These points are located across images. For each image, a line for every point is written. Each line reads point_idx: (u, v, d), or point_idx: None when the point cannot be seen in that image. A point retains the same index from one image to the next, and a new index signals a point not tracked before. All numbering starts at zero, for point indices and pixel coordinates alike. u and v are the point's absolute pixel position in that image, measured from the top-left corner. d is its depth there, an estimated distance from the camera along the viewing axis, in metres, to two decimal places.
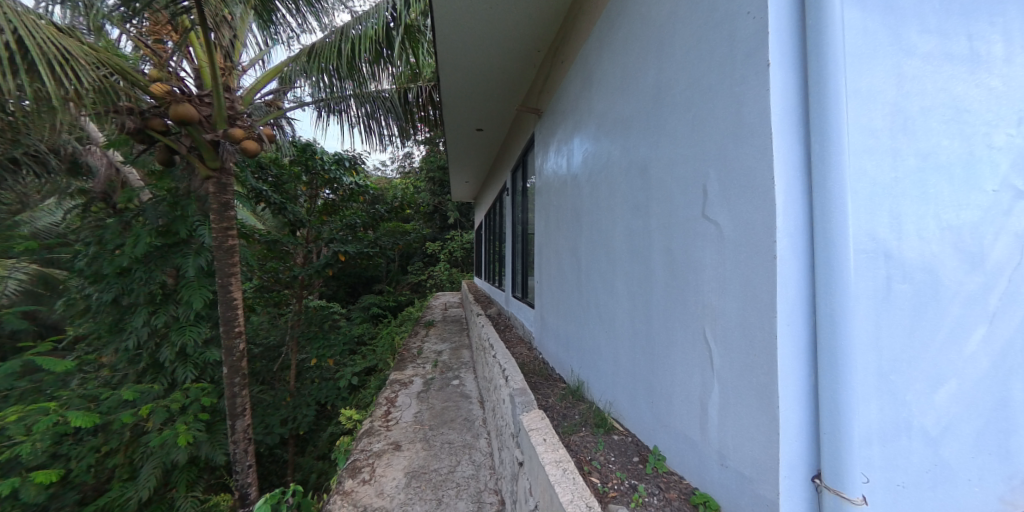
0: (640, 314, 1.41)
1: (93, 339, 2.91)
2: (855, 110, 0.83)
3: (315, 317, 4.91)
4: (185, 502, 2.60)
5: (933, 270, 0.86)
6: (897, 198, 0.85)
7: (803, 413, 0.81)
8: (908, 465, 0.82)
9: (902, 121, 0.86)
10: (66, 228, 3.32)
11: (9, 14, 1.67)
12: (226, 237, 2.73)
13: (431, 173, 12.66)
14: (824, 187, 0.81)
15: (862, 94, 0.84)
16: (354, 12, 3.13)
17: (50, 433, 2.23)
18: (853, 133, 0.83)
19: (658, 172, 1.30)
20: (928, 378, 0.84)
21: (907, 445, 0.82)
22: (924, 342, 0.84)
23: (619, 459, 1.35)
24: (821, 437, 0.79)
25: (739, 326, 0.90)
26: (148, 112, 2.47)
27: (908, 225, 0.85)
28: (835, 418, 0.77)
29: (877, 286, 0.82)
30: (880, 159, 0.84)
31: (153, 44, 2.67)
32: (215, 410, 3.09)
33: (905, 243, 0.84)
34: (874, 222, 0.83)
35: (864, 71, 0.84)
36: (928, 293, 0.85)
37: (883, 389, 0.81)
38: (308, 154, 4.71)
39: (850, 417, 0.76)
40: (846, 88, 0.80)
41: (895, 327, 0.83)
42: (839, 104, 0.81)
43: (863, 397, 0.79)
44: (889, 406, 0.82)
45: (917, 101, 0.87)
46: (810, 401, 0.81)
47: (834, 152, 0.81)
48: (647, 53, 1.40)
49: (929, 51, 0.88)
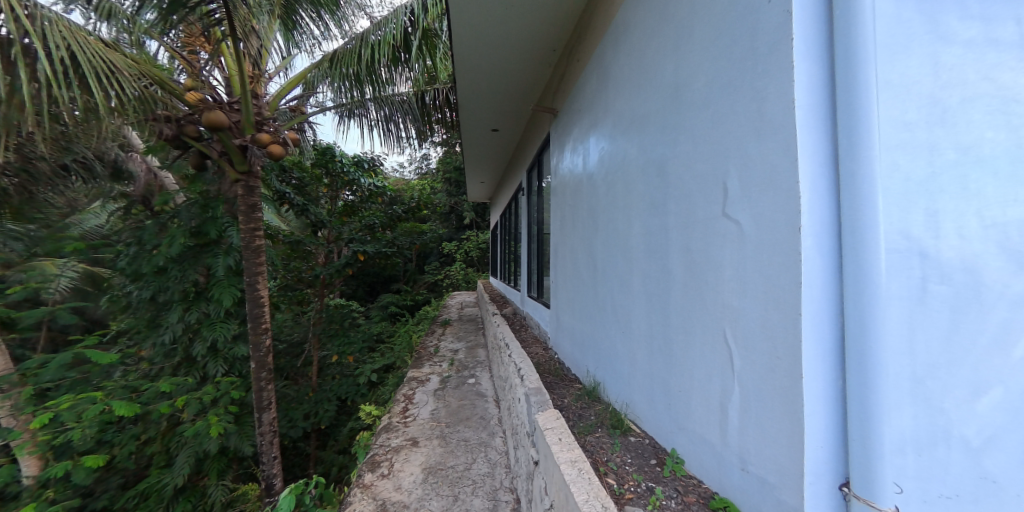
0: (657, 314, 1.41)
1: (133, 334, 3.07)
2: (887, 105, 0.79)
3: (336, 316, 5.14)
4: (216, 489, 2.74)
5: (975, 271, 0.79)
6: (933, 194, 0.80)
7: (830, 418, 0.79)
8: (946, 475, 0.77)
9: (940, 112, 0.82)
10: (109, 229, 3.55)
11: (63, 32, 1.80)
12: (253, 237, 2.84)
13: (447, 174, 12.86)
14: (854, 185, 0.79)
15: (899, 83, 0.80)
16: (373, 18, 3.24)
17: (97, 421, 2.39)
18: (885, 126, 0.79)
19: (676, 171, 1.29)
20: (969, 385, 0.77)
21: (947, 456, 0.77)
22: (962, 348, 0.78)
23: (636, 461, 1.36)
24: (848, 444, 0.78)
25: (760, 327, 0.89)
26: (183, 119, 2.61)
27: (948, 225, 0.79)
28: (865, 424, 0.75)
29: (909, 287, 0.78)
30: (914, 154, 0.81)
31: (188, 56, 2.81)
32: (244, 403, 3.22)
33: (945, 241, 0.79)
34: (907, 220, 0.79)
35: (898, 61, 0.81)
36: (970, 295, 0.78)
37: (918, 398, 0.77)
38: (327, 156, 4.89)
39: (881, 424, 0.74)
40: (875, 82, 0.78)
41: (929, 330, 0.78)
42: (870, 97, 0.78)
43: (901, 407, 0.75)
44: (923, 414, 0.77)
45: (957, 91, 0.82)
46: (836, 405, 0.79)
47: (865, 147, 0.78)
48: (664, 49, 1.39)
49: (972, 39, 0.82)
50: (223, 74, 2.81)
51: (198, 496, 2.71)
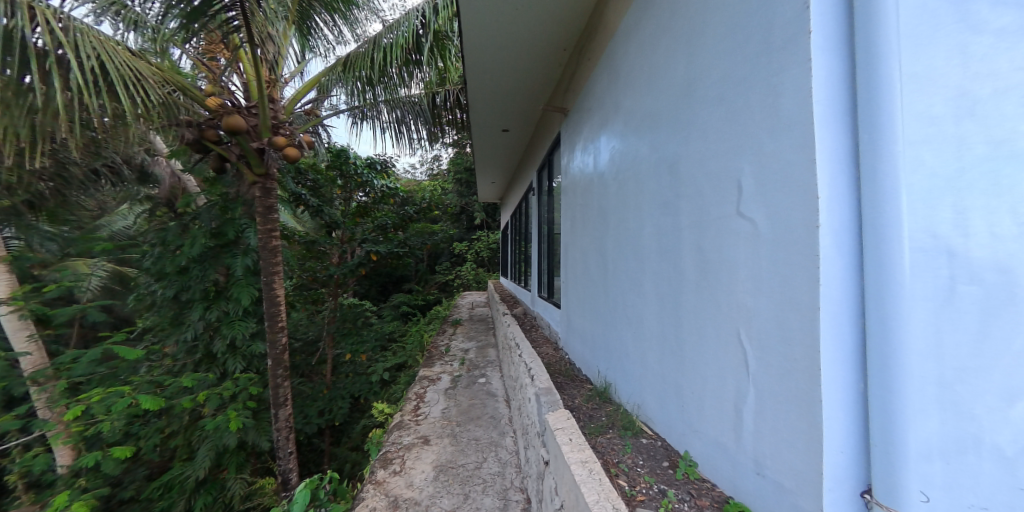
0: (669, 315, 1.40)
1: (157, 331, 3.18)
2: (912, 98, 0.73)
3: (349, 314, 5.25)
4: (235, 482, 2.82)
5: (1014, 265, 0.64)
6: (961, 191, 0.69)
7: (851, 421, 0.77)
8: (982, 493, 0.65)
9: (969, 106, 0.69)
10: (135, 230, 3.70)
11: (95, 44, 1.88)
12: (269, 238, 2.91)
13: (458, 174, 12.95)
14: (875, 181, 0.76)
15: (921, 77, 0.72)
16: (385, 22, 3.28)
17: (124, 414, 2.49)
18: (912, 121, 0.73)
19: (688, 169, 1.29)
20: (1010, 396, 0.63)
21: (977, 471, 0.65)
22: (999, 353, 0.64)
23: (647, 464, 1.35)
24: (870, 450, 0.75)
25: (775, 328, 0.88)
26: (204, 123, 2.68)
27: (979, 222, 0.67)
28: (887, 431, 0.71)
29: (936, 290, 0.70)
30: (941, 151, 0.71)
31: (209, 62, 2.90)
32: (261, 399, 3.32)
33: (974, 239, 0.67)
34: (934, 220, 0.71)
35: (923, 52, 0.72)
36: (1009, 292, 0.64)
37: (946, 405, 0.68)
38: (342, 159, 5.00)
39: (905, 431, 0.69)
40: (898, 73, 0.73)
41: (957, 334, 0.68)
42: (896, 88, 0.74)
43: (927, 415, 0.68)
44: (951, 424, 0.67)
45: (989, 83, 0.68)
46: (857, 409, 0.77)
47: (887, 141, 0.74)
48: (676, 46, 1.38)
49: (1005, 27, 0.66)
50: (242, 79, 2.89)
51: (218, 489, 2.80)
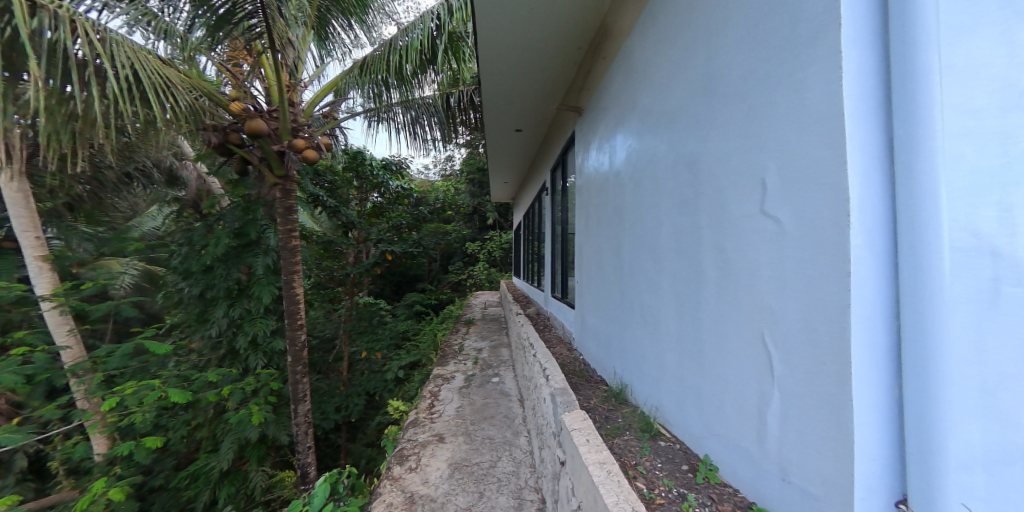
0: (687, 315, 1.39)
1: (184, 327, 3.31)
2: (953, 90, 0.68)
3: (364, 313, 5.25)
4: (256, 475, 2.90)
5: None
6: (1007, 186, 0.62)
7: (884, 428, 0.74)
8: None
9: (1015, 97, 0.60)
10: (164, 231, 3.86)
11: (128, 53, 1.94)
12: (289, 238, 2.98)
13: (471, 175, 13.03)
14: (913, 180, 0.73)
15: (962, 68, 0.67)
16: (400, 24, 3.32)
17: (153, 406, 2.59)
18: (951, 113, 0.68)
19: (707, 167, 1.27)
20: None
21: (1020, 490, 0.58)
22: None
23: (666, 466, 1.33)
24: (907, 457, 0.72)
25: (801, 330, 0.86)
26: (228, 128, 2.77)
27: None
28: (925, 438, 0.69)
29: (980, 292, 0.64)
30: (982, 146, 0.65)
31: (232, 68, 2.98)
32: (281, 395, 3.40)
33: (1019, 238, 0.59)
34: (977, 221, 0.65)
35: (965, 42, 0.66)
36: None
37: (988, 414, 0.62)
38: (358, 160, 5.09)
39: (945, 440, 0.66)
40: (938, 65, 0.70)
41: (1002, 339, 0.61)
42: (935, 80, 0.70)
43: (964, 422, 0.64)
44: (993, 436, 0.61)
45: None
46: (894, 416, 0.74)
47: (925, 137, 0.71)
48: (696, 42, 1.36)
49: None
50: (263, 84, 2.97)
51: (240, 480, 2.89)
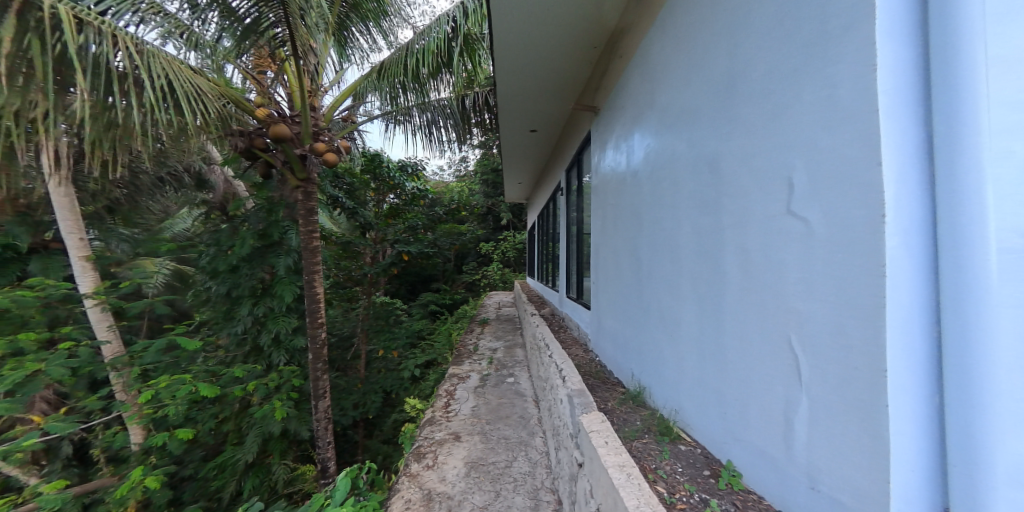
0: (708, 318, 1.36)
1: (212, 324, 3.44)
2: (999, 83, 0.65)
3: (381, 312, 5.34)
4: (279, 468, 3.00)
5: None
6: None
7: (925, 438, 0.71)
8: None
9: None
10: (193, 232, 4.02)
11: (164, 64, 2.04)
12: (310, 238, 3.06)
13: (485, 176, 13.11)
14: (955, 179, 0.70)
15: (1009, 59, 0.64)
16: (417, 28, 3.37)
17: (184, 400, 2.70)
18: (997, 108, 0.65)
19: (730, 165, 1.24)
20: None
21: None
22: None
23: (687, 471, 1.30)
24: (949, 468, 0.69)
25: (831, 334, 0.83)
26: (253, 132, 2.84)
27: None
28: (970, 449, 0.66)
29: None
30: None
31: (257, 75, 3.09)
32: (301, 391, 3.50)
33: None
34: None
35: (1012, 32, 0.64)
36: None
37: None
38: (375, 162, 5.20)
39: (993, 452, 0.63)
40: (983, 58, 0.66)
41: None
42: (979, 74, 0.67)
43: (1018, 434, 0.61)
44: None
45: None
46: (935, 425, 0.71)
47: (969, 134, 0.68)
48: (718, 38, 1.33)
49: None
50: (286, 90, 3.06)
51: (264, 472, 2.98)
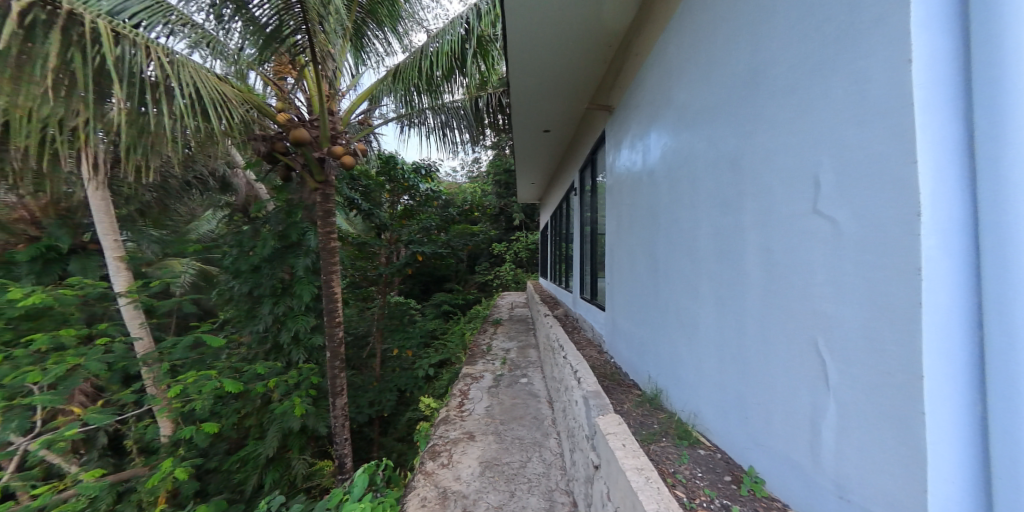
0: (729, 319, 1.33)
1: (234, 322, 3.54)
2: None
3: (396, 312, 5.42)
4: (298, 462, 3.07)
5: None
6: None
7: (966, 447, 0.68)
8: None
9: None
10: (217, 233, 4.16)
11: (193, 75, 2.12)
12: (328, 239, 3.13)
13: (497, 176, 13.14)
14: (998, 175, 0.67)
15: None
16: (430, 31, 3.41)
17: (210, 394, 2.79)
18: None
19: (752, 164, 1.21)
20: None
21: None
22: None
23: (707, 476, 1.28)
24: (993, 478, 0.66)
25: (862, 337, 0.80)
26: (274, 136, 2.94)
27: None
28: (1015, 459, 0.63)
29: None
30: None
31: (277, 81, 3.17)
32: (319, 388, 3.58)
33: None
34: None
35: None
36: None
37: None
38: (390, 164, 5.28)
39: None
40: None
41: None
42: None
43: None
44: None
45: None
46: (977, 433, 0.68)
47: (1012, 127, 0.65)
48: (739, 34, 1.30)
49: None
50: (305, 95, 3.13)
51: (284, 467, 3.06)
